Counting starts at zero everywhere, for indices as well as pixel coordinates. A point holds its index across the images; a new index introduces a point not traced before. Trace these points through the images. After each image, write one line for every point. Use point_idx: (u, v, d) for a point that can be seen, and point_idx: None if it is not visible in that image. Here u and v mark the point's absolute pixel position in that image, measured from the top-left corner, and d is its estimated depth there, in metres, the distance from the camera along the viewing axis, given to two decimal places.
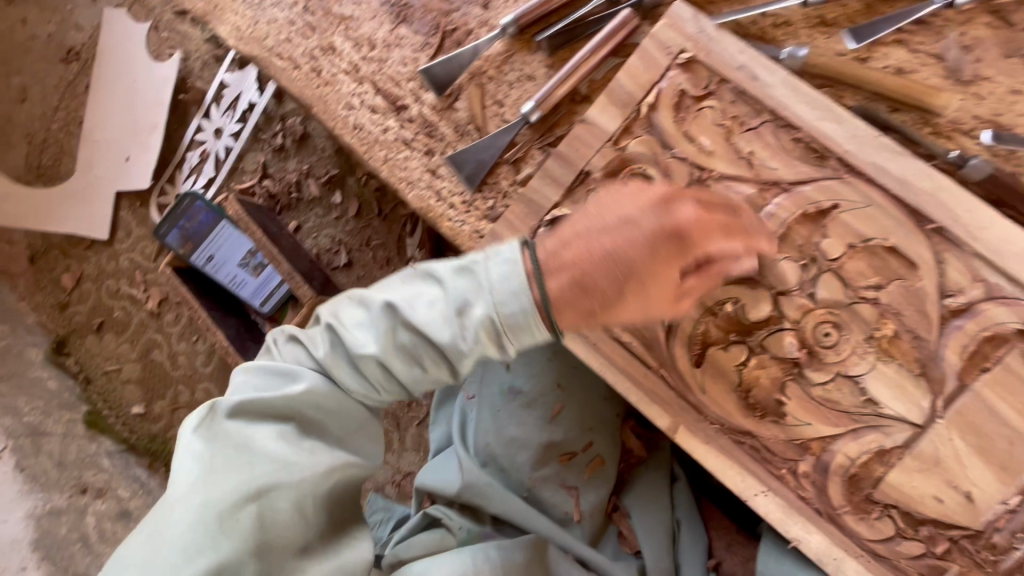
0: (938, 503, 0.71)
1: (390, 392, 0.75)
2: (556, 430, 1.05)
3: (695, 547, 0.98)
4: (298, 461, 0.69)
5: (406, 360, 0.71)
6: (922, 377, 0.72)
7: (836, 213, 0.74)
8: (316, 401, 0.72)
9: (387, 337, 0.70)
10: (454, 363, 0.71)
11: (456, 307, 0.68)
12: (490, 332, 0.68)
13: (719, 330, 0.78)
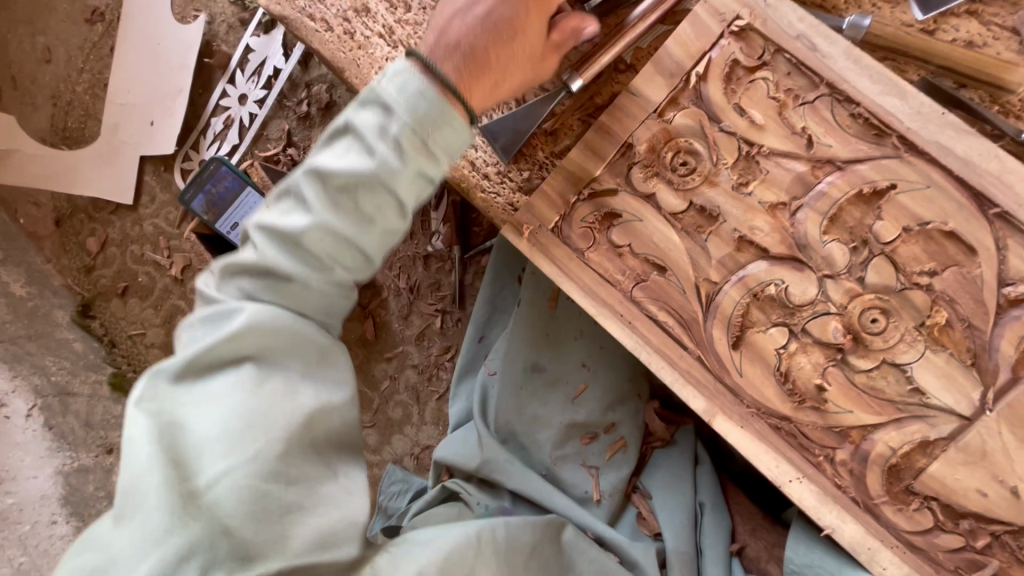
0: (981, 496, 0.69)
1: (341, 261, 0.65)
2: (579, 409, 1.04)
3: (719, 531, 0.95)
4: (257, 411, 0.60)
5: (347, 209, 0.63)
6: (973, 368, 0.69)
7: (892, 194, 0.71)
8: (255, 330, 0.61)
9: (318, 196, 0.63)
10: (403, 192, 0.64)
11: (373, 130, 0.63)
12: (415, 137, 0.63)
13: (761, 312, 0.75)
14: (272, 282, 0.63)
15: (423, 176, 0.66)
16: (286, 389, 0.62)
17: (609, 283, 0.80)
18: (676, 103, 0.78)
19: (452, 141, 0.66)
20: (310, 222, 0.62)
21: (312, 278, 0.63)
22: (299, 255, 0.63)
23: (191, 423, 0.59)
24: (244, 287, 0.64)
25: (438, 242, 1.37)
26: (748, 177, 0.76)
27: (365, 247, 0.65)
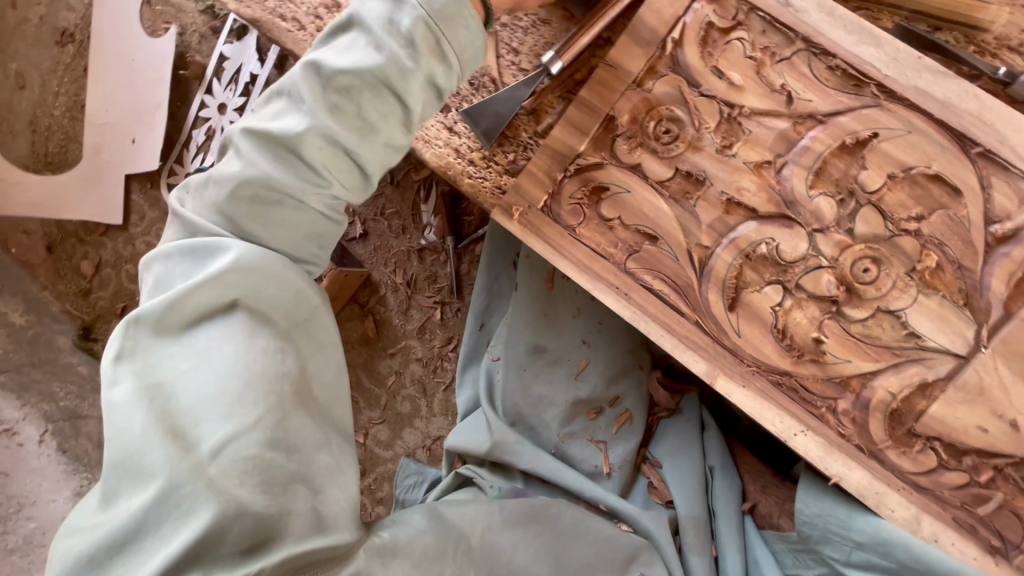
0: (982, 432, 0.70)
1: (343, 167, 0.71)
2: (582, 385, 1.06)
3: (730, 490, 0.96)
4: (252, 365, 0.63)
5: (349, 111, 0.69)
6: (965, 307, 0.70)
7: (875, 142, 0.72)
8: (240, 276, 0.66)
9: (315, 96, 0.68)
10: (408, 94, 0.69)
11: (376, 31, 0.67)
12: (428, 38, 0.68)
13: (754, 272, 0.76)
14: (258, 190, 0.68)
15: (431, 82, 0.71)
16: (274, 344, 0.66)
17: (602, 256, 0.81)
18: (655, 71, 0.78)
19: (466, 57, 0.71)
20: (310, 126, 0.67)
21: (315, 183, 0.70)
22: (291, 164, 0.69)
23: (181, 383, 0.62)
24: (226, 209, 0.68)
25: (431, 234, 1.39)
26: (731, 139, 0.76)
27: (365, 160, 0.71)
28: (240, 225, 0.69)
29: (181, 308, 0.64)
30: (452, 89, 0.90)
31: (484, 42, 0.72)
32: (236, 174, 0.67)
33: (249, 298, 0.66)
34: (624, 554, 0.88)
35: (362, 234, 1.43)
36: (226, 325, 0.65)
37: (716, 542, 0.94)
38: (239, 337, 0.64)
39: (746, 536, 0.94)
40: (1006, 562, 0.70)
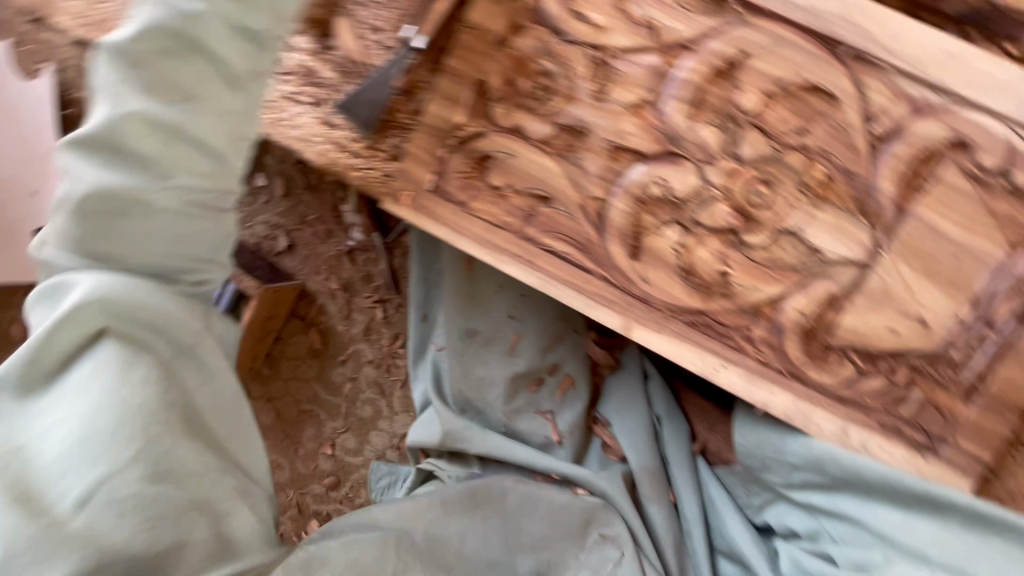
0: (893, 334, 0.70)
1: (184, 145, 0.64)
2: (519, 359, 1.05)
3: (677, 435, 0.99)
4: (121, 399, 0.59)
5: (164, 83, 0.63)
6: (860, 215, 0.69)
7: (747, 61, 0.68)
8: (96, 310, 0.60)
9: (124, 78, 0.62)
10: (220, 47, 0.64)
11: (165, 2, 0.63)
12: (220, 1, 0.64)
13: (651, 216, 0.74)
14: (100, 202, 0.62)
15: (245, 38, 0.66)
16: (146, 377, 0.61)
17: (500, 228, 0.79)
18: (517, 26, 0.71)
19: (279, 3, 0.67)
20: (128, 109, 0.62)
21: (158, 170, 0.63)
22: (122, 159, 0.63)
23: (39, 437, 0.57)
24: (66, 229, 0.62)
25: (357, 233, 1.37)
26: (606, 84, 0.72)
27: (206, 135, 0.65)
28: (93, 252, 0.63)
29: (33, 354, 0.59)
30: (318, 80, 0.83)
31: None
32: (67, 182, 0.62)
33: (114, 329, 0.61)
34: (579, 515, 0.86)
35: (288, 246, 1.38)
36: (88, 363, 0.60)
37: (673, 488, 0.95)
38: (102, 375, 0.59)
39: (699, 477, 0.96)
40: (936, 457, 0.71)
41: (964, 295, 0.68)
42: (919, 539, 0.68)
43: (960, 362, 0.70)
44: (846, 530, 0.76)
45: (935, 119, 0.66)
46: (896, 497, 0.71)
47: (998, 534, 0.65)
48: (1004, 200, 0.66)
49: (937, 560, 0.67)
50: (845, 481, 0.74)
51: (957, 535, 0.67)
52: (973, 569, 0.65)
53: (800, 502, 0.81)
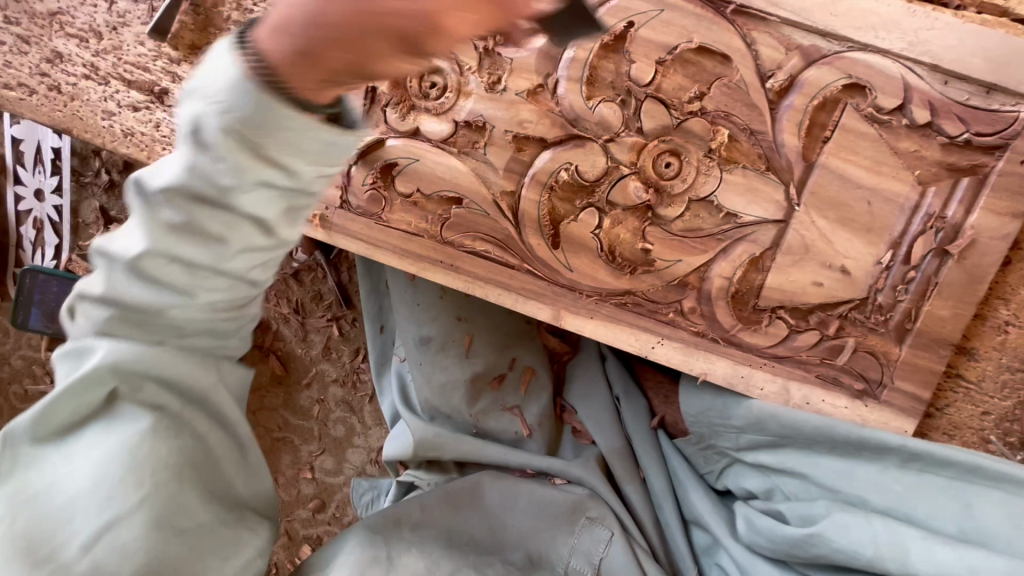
0: (819, 287, 0.70)
1: (192, 296, 0.49)
2: (475, 360, 1.02)
3: (637, 413, 0.97)
4: (123, 464, 0.53)
5: (187, 232, 0.46)
6: (769, 172, 0.68)
7: (633, 33, 0.67)
8: (163, 343, 0.52)
9: (152, 223, 0.46)
10: (237, 212, 0.45)
11: (192, 135, 0.42)
12: (248, 145, 0.41)
13: (565, 202, 0.73)
14: (133, 313, 0.51)
15: (278, 193, 0.45)
16: (157, 428, 0.55)
17: (417, 235, 0.76)
18: None
19: (355, 134, 0.42)
20: (140, 250, 0.47)
21: (189, 329, 0.52)
22: (132, 314, 0.50)
23: (46, 489, 0.52)
24: (94, 317, 0.51)
25: (299, 254, 1.33)
26: (497, 73, 0.70)
27: (214, 295, 0.50)
28: (123, 324, 0.51)
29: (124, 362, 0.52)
30: None
31: (352, 83, 0.39)
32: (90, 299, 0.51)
33: (126, 391, 0.54)
34: (568, 507, 0.89)
35: None
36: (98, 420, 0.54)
37: (640, 469, 0.94)
38: (101, 430, 0.54)
39: (660, 453, 0.94)
40: (875, 401, 0.71)
41: (882, 239, 0.68)
42: (862, 485, 0.69)
43: (887, 305, 0.70)
44: (794, 485, 0.75)
45: (827, 66, 0.65)
46: (839, 447, 0.71)
47: (935, 470, 0.67)
48: (904, 137, 0.66)
49: (877, 503, 0.68)
50: (789, 436, 0.73)
51: (896, 479, 0.68)
52: (912, 508, 0.66)
53: (751, 462, 0.78)
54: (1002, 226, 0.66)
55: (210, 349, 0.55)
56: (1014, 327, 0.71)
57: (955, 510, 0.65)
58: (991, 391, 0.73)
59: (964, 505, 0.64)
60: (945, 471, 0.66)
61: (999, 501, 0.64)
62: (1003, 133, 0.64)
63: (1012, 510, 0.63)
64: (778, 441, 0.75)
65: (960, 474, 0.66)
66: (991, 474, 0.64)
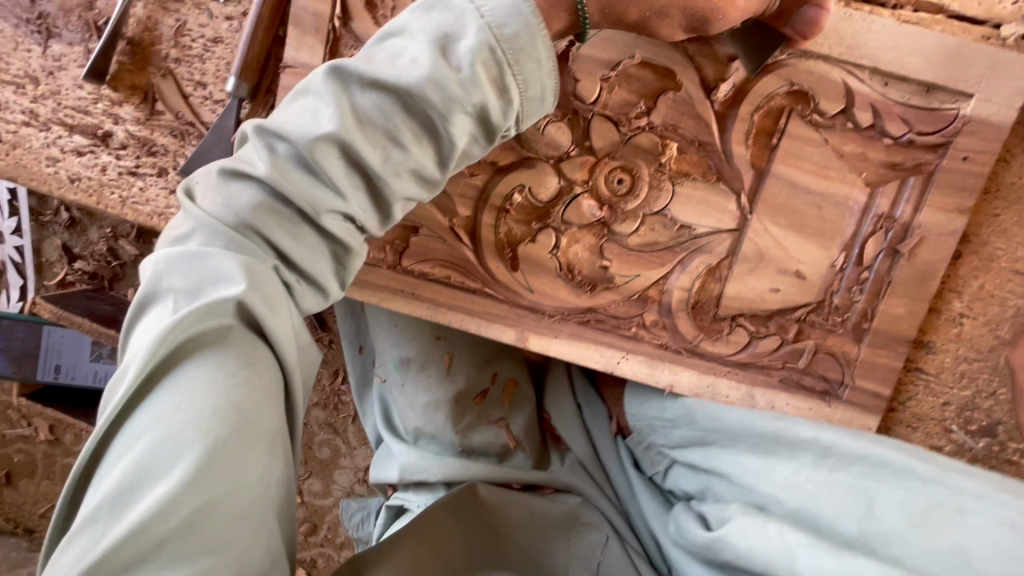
0: (776, 293, 0.70)
1: (330, 212, 0.59)
2: (456, 378, 0.98)
3: (596, 419, 1.00)
4: (256, 380, 0.58)
5: (346, 172, 0.59)
6: (720, 183, 0.69)
7: (576, 51, 0.66)
8: (259, 296, 0.58)
9: (348, 114, 0.57)
10: (402, 138, 0.58)
11: (438, 44, 0.55)
12: (491, 67, 0.56)
13: (520, 224, 0.73)
14: (273, 217, 0.61)
15: (477, 118, 0.58)
16: (253, 387, 0.57)
17: (375, 265, 0.76)
18: (340, 54, 0.70)
19: (525, 104, 0.59)
20: (328, 134, 0.56)
21: (297, 257, 0.62)
22: (279, 219, 0.61)
23: (199, 395, 0.54)
24: (245, 219, 0.60)
25: None
26: None
27: (359, 211, 0.61)
28: (247, 241, 0.60)
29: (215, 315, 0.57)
30: (156, 148, 0.79)
31: (555, 67, 0.58)
32: (209, 219, 0.60)
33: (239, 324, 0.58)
34: (568, 516, 0.91)
35: None
36: (211, 353, 0.57)
37: (608, 477, 0.97)
38: (232, 374, 0.56)
39: (620, 459, 0.97)
40: (838, 401, 0.72)
41: (834, 242, 0.69)
42: (775, 484, 0.68)
43: (844, 306, 0.70)
44: (720, 486, 0.74)
45: (771, 74, 0.65)
46: (757, 444, 0.71)
47: (844, 467, 0.66)
48: (850, 140, 0.66)
49: (787, 504, 0.66)
50: (714, 430, 0.74)
51: (807, 477, 0.67)
52: (820, 508, 0.65)
53: (684, 462, 0.79)
54: (950, 222, 0.67)
55: (291, 285, 0.62)
56: (968, 318, 0.72)
57: (857, 508, 0.63)
58: (950, 382, 0.74)
59: (866, 502, 0.63)
60: (853, 467, 0.66)
61: (900, 500, 0.62)
62: (944, 131, 0.65)
63: (910, 510, 0.61)
64: (705, 437, 0.76)
65: (866, 470, 0.65)
66: (894, 470, 0.64)
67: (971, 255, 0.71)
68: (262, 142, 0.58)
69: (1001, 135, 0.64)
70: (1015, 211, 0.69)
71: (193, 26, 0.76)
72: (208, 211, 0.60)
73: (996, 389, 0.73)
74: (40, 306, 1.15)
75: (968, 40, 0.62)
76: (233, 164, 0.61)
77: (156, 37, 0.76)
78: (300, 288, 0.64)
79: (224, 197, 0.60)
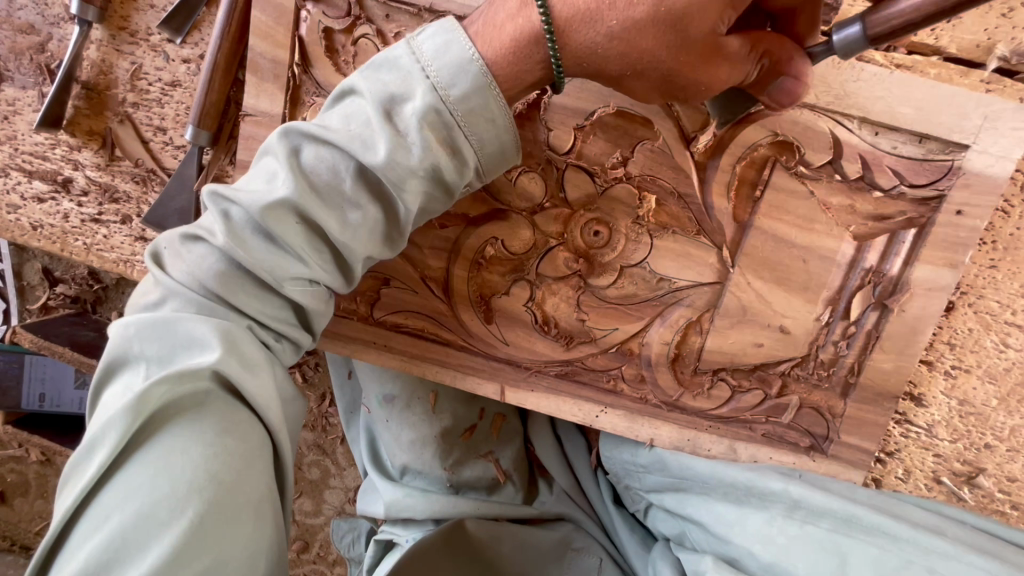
0: (759, 347, 0.68)
1: (290, 279, 0.55)
2: (442, 415, 0.91)
3: (575, 449, 0.95)
4: (237, 447, 0.51)
5: (302, 236, 0.54)
6: (700, 236, 0.66)
7: (548, 100, 0.62)
8: (235, 359, 0.53)
9: (299, 177, 0.52)
10: (356, 200, 0.53)
11: (383, 107, 0.50)
12: (440, 130, 0.51)
13: (494, 276, 0.70)
14: (240, 281, 0.56)
15: (432, 179, 0.54)
16: (234, 453, 0.51)
17: (347, 316, 0.73)
18: (301, 102, 0.67)
19: (486, 161, 0.54)
20: (281, 199, 0.52)
21: (266, 316, 0.57)
22: (243, 282, 0.55)
23: (172, 471, 0.48)
24: (211, 284, 0.55)
25: None
26: None
27: (320, 273, 0.57)
28: (215, 305, 0.55)
29: (191, 378, 0.51)
30: (119, 194, 0.77)
31: (514, 126, 0.52)
32: (176, 283, 0.55)
33: (216, 389, 0.53)
34: (558, 545, 0.87)
35: None
36: (183, 425, 0.50)
37: (593, 508, 0.93)
38: (210, 442, 0.50)
39: (601, 494, 0.92)
40: (822, 455, 0.70)
41: (820, 296, 0.66)
42: (747, 536, 0.63)
43: (829, 361, 0.68)
44: (696, 533, 0.70)
45: (753, 124, 0.61)
46: (730, 493, 0.68)
47: (815, 521, 0.62)
48: (837, 192, 0.63)
49: (761, 557, 0.62)
50: (687, 478, 0.72)
51: (780, 530, 0.62)
52: (793, 565, 0.59)
53: (660, 505, 0.76)
54: (942, 277, 0.63)
55: (268, 345, 0.58)
56: (960, 370, 0.70)
57: (830, 566, 0.58)
58: (940, 435, 0.71)
59: (839, 560, 0.58)
60: (823, 521, 0.61)
61: (872, 557, 0.57)
62: (936, 183, 0.61)
63: (883, 568, 0.56)
64: (679, 484, 0.73)
65: (837, 525, 0.61)
66: (864, 526, 0.60)
67: (964, 306, 0.68)
68: (216, 208, 0.54)
69: (997, 187, 0.61)
70: (1010, 262, 0.66)
71: (150, 69, 0.72)
72: (179, 276, 0.55)
73: (988, 442, 0.71)
74: (19, 336, 1.13)
75: (961, 88, 0.59)
76: (196, 226, 0.56)
77: (112, 80, 0.73)
78: (279, 345, 0.60)
79: (190, 259, 0.56)
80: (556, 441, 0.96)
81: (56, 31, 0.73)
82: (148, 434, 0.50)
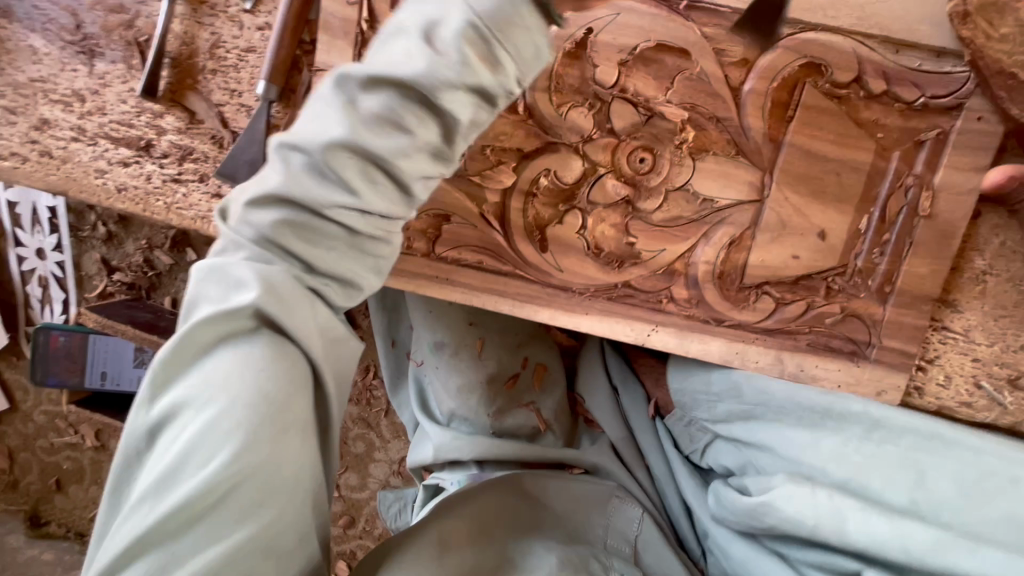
0: (798, 259, 0.73)
1: (336, 208, 0.53)
2: (488, 363, 0.97)
3: (632, 402, 0.98)
4: (282, 375, 0.52)
5: (360, 168, 0.53)
6: (738, 156, 0.71)
7: (593, 38, 0.69)
8: (279, 293, 0.53)
9: (353, 117, 0.52)
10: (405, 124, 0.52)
11: (424, 35, 0.51)
12: (479, 45, 0.50)
13: (547, 207, 0.76)
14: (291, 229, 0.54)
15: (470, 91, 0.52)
16: (284, 378, 0.52)
17: (409, 254, 0.79)
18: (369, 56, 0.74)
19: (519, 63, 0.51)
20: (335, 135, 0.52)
21: (315, 261, 0.55)
22: (297, 231, 0.54)
23: (222, 393, 0.50)
24: (259, 224, 0.54)
25: None
26: None
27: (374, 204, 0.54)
28: (269, 252, 0.55)
29: (239, 312, 0.52)
30: (197, 154, 0.84)
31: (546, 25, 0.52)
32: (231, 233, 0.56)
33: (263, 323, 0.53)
34: (603, 494, 0.87)
35: None
36: (237, 349, 0.52)
37: (642, 455, 0.95)
38: (262, 368, 0.51)
39: (657, 439, 0.95)
40: (866, 360, 0.75)
41: (855, 206, 0.71)
42: (822, 457, 0.72)
43: (867, 268, 0.73)
44: (762, 459, 0.78)
45: (783, 49, 0.68)
46: (805, 417, 0.76)
47: (891, 441, 0.71)
48: (863, 108, 0.69)
49: (835, 475, 0.71)
50: (757, 408, 0.79)
51: (855, 449, 0.71)
52: (869, 479, 0.69)
53: (727, 437, 0.83)
54: (966, 181, 0.69)
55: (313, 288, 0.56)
56: (992, 275, 0.73)
57: (907, 479, 0.68)
58: (978, 338, 0.75)
59: (917, 473, 0.68)
60: (899, 441, 0.71)
61: (950, 470, 0.68)
62: (956, 93, 0.67)
63: (963, 481, 0.67)
64: (749, 413, 0.80)
65: (914, 444, 0.70)
66: (941, 444, 0.69)
67: (992, 213, 0.72)
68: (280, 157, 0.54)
69: None
70: None
71: (227, 39, 0.81)
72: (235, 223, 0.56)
73: None
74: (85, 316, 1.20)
75: None
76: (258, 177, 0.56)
77: (194, 50, 0.81)
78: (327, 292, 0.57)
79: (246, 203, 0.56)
80: (611, 395, 1.00)
81: (144, 10, 0.82)
82: (206, 359, 0.52)
